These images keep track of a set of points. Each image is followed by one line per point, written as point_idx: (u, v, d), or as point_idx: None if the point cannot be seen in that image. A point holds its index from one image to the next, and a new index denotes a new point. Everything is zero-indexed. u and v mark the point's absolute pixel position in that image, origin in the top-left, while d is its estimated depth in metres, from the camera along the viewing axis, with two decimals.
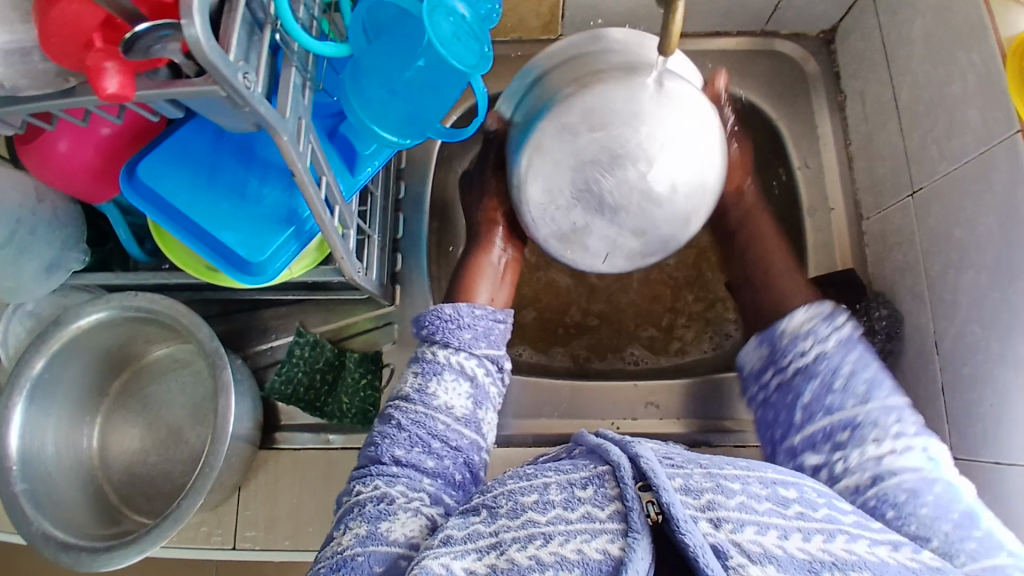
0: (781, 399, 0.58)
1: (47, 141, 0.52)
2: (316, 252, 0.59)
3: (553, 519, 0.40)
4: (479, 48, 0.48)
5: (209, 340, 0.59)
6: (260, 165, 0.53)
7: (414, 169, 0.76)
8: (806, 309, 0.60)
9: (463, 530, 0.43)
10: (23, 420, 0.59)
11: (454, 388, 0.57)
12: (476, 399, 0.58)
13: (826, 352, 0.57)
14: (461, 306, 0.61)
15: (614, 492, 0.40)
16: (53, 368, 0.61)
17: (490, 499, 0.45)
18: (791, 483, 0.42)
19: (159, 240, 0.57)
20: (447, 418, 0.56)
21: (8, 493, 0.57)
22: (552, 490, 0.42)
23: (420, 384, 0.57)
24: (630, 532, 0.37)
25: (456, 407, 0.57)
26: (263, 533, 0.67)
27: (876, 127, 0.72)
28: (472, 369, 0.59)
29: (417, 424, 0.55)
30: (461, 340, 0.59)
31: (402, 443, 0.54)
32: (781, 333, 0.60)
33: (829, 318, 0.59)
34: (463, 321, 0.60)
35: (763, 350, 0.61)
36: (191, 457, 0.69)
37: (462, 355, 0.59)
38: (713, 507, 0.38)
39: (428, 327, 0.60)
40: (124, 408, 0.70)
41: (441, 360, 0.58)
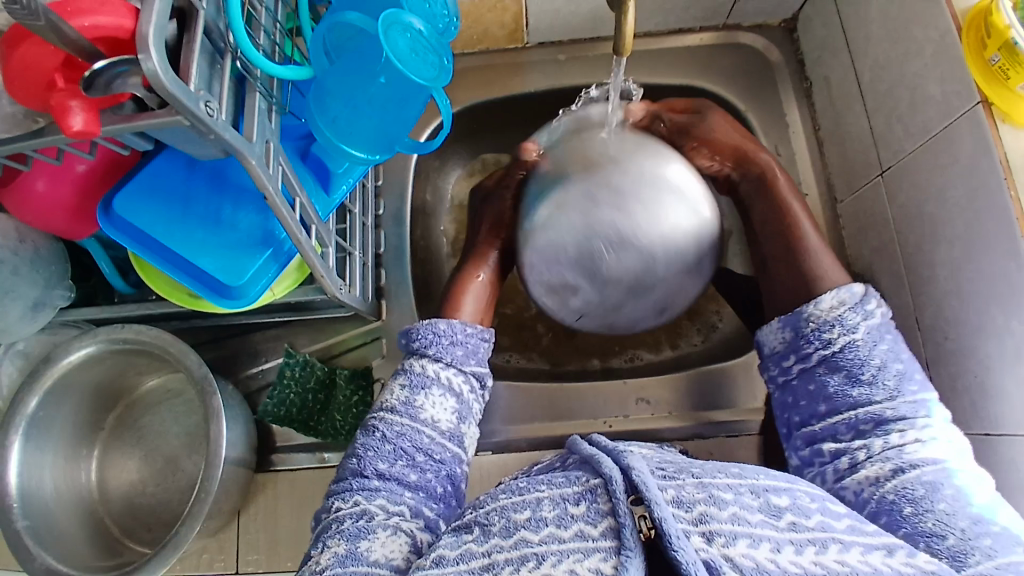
0: (803, 386, 0.56)
1: (23, 182, 0.53)
2: (296, 272, 0.60)
3: (546, 539, 0.40)
4: (438, 60, 0.50)
5: (199, 367, 0.59)
6: (233, 191, 0.53)
7: (391, 184, 0.77)
8: (835, 293, 0.56)
9: (455, 549, 0.43)
10: (19, 458, 0.60)
11: (441, 403, 0.57)
12: (460, 414, 0.58)
13: (855, 341, 0.54)
14: (455, 323, 0.61)
15: (607, 507, 0.40)
16: (48, 405, 0.62)
17: (482, 516, 0.44)
18: (784, 489, 0.42)
19: (140, 271, 0.58)
20: (433, 432, 0.56)
21: (9, 530, 0.57)
22: (545, 506, 0.42)
23: (406, 397, 0.56)
24: (623, 550, 0.38)
25: (442, 421, 0.56)
26: (265, 556, 0.68)
27: (843, 109, 0.73)
28: (459, 386, 0.59)
29: (402, 438, 0.54)
30: (453, 357, 0.59)
31: (384, 458, 0.53)
32: (806, 319, 0.56)
33: (859, 301, 0.56)
34: (456, 338, 0.60)
35: (787, 333, 0.57)
36: (189, 484, 0.69)
37: (452, 372, 0.59)
38: (706, 521, 0.38)
39: (419, 340, 0.60)
40: (121, 440, 0.71)
41: (430, 374, 0.58)
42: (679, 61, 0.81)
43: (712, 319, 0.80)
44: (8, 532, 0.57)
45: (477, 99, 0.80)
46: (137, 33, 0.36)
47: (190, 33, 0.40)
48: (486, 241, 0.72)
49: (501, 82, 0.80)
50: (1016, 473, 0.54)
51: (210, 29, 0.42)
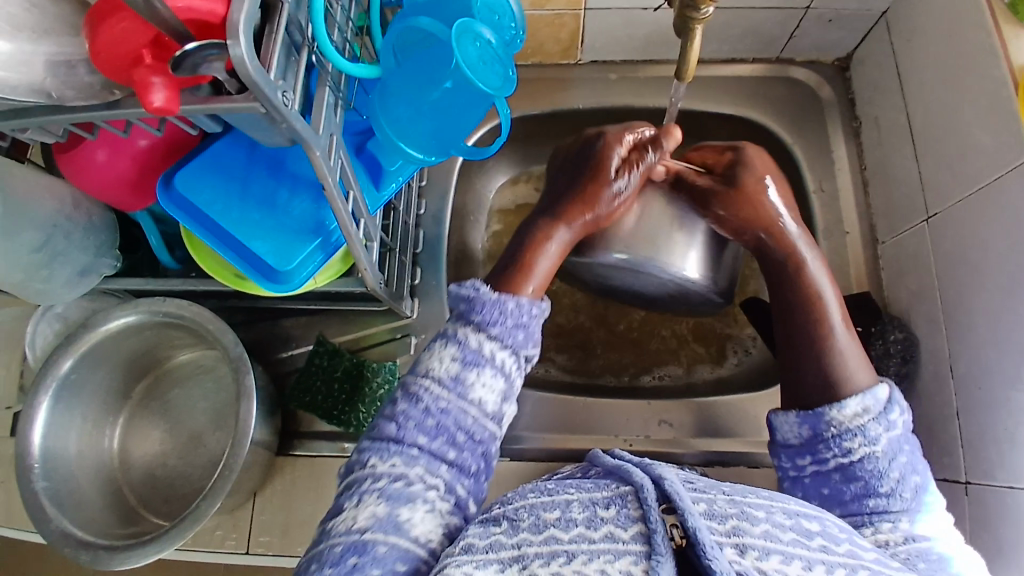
0: (815, 488, 0.54)
1: (86, 151, 0.54)
2: (339, 265, 0.61)
3: (576, 538, 0.40)
4: (503, 71, 0.50)
5: (234, 346, 0.60)
6: (289, 178, 0.55)
7: (435, 185, 0.78)
8: (860, 398, 0.53)
9: (484, 539, 0.43)
10: (46, 420, 0.61)
11: (492, 385, 0.53)
12: (507, 395, 0.54)
13: (874, 454, 0.52)
14: (524, 304, 0.55)
15: (637, 513, 0.41)
16: (80, 370, 0.63)
17: (511, 511, 0.45)
18: (814, 516, 0.42)
19: (191, 248, 0.59)
20: (477, 413, 0.52)
21: (29, 491, 0.58)
22: (574, 507, 0.42)
23: (456, 371, 0.52)
24: (654, 555, 0.38)
25: (489, 402, 0.52)
26: (277, 539, 0.68)
27: (891, 152, 0.73)
28: (513, 369, 0.54)
29: (447, 413, 0.51)
30: (513, 341, 0.54)
31: (427, 429, 0.50)
32: (829, 422, 0.53)
33: (882, 410, 0.53)
34: (520, 320, 0.54)
35: (804, 431, 0.55)
36: (209, 461, 0.70)
37: (507, 354, 0.54)
38: (738, 534, 0.39)
39: (480, 315, 0.54)
40: (147, 411, 0.72)
41: (486, 354, 0.53)
42: (729, 90, 0.81)
43: (745, 344, 0.81)
44: (28, 492, 0.58)
45: (525, 108, 0.80)
46: (228, 19, 0.37)
47: (273, 24, 0.42)
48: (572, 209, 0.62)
49: (550, 94, 0.81)
50: None
51: (291, 22, 0.43)
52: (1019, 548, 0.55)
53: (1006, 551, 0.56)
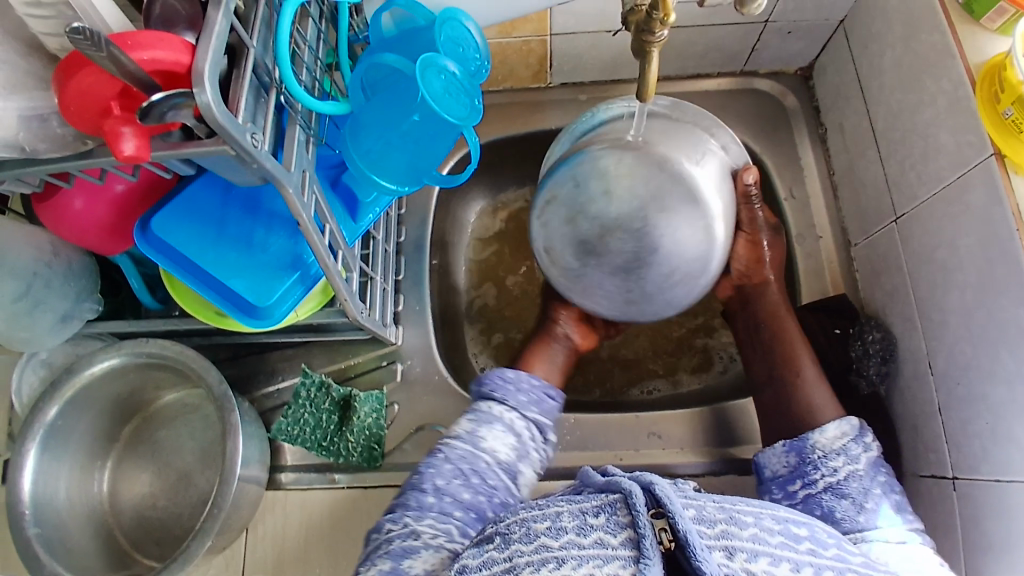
0: (807, 513, 0.58)
1: (63, 199, 0.55)
2: (321, 294, 0.62)
3: (566, 544, 0.41)
4: (469, 101, 0.52)
5: (218, 383, 0.61)
6: (265, 216, 0.55)
7: (413, 212, 0.79)
8: (838, 424, 0.61)
9: (478, 558, 0.44)
10: (35, 468, 0.61)
11: (501, 438, 0.62)
12: (519, 453, 0.62)
13: (857, 472, 0.58)
14: (523, 373, 0.67)
15: (626, 520, 0.41)
16: (66, 415, 0.63)
17: (503, 527, 0.45)
18: (802, 522, 0.44)
19: (171, 289, 0.59)
20: (490, 460, 0.60)
21: (21, 538, 0.58)
22: (564, 517, 0.43)
23: (470, 429, 0.62)
24: (642, 559, 0.38)
25: (501, 453, 0.61)
26: (271, 575, 0.68)
27: (857, 156, 0.74)
28: (522, 430, 0.63)
29: (462, 461, 0.59)
30: (516, 402, 0.65)
31: (443, 476, 0.58)
32: (814, 446, 0.60)
33: (858, 433, 0.60)
34: (522, 387, 0.66)
35: (792, 457, 0.60)
36: (200, 500, 0.69)
37: (515, 416, 0.64)
38: (727, 538, 0.40)
39: (488, 384, 0.66)
40: (135, 453, 0.72)
41: (495, 414, 0.63)
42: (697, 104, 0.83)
43: (730, 351, 0.82)
44: (20, 539, 0.58)
45: (499, 132, 0.82)
46: (193, 67, 0.38)
47: (239, 69, 0.43)
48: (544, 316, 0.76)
49: (522, 117, 0.82)
50: (1020, 522, 0.54)
51: (257, 65, 0.45)
52: (1004, 540, 0.56)
53: (994, 544, 0.56)
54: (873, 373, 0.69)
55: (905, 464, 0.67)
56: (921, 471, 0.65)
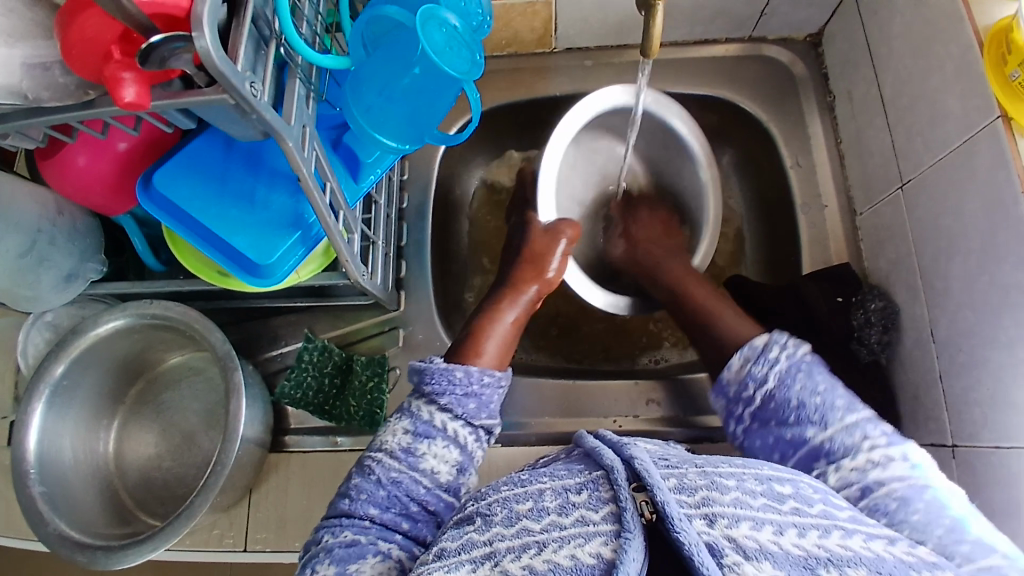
0: (757, 436, 0.56)
1: (67, 155, 0.55)
2: (322, 257, 0.62)
3: (547, 527, 0.38)
4: (471, 55, 0.51)
5: (221, 344, 0.61)
6: (267, 173, 0.56)
7: (416, 179, 0.79)
8: (741, 352, 0.60)
9: (457, 540, 0.41)
10: (40, 425, 0.61)
11: (444, 455, 0.52)
12: (461, 466, 0.53)
13: (771, 391, 0.56)
14: (472, 372, 0.56)
15: (608, 495, 0.39)
16: (72, 374, 0.64)
17: (484, 508, 0.42)
18: (787, 480, 0.41)
19: (174, 247, 0.60)
20: (430, 483, 0.51)
21: (25, 495, 0.58)
22: (547, 496, 0.40)
23: (408, 442, 0.52)
24: (623, 533, 0.36)
25: (441, 473, 0.52)
26: (273, 536, 0.68)
27: (864, 123, 0.73)
28: (466, 440, 0.53)
29: (398, 484, 0.50)
30: (465, 410, 0.54)
31: (378, 502, 0.50)
32: (727, 382, 0.59)
33: (760, 353, 0.58)
34: (472, 388, 0.55)
35: (723, 399, 0.60)
36: (204, 460, 0.70)
37: (460, 425, 0.53)
38: (707, 504, 0.37)
39: (431, 384, 0.54)
40: (140, 415, 0.72)
41: (437, 424, 0.53)
42: (703, 72, 0.83)
43: None
44: (24, 498, 0.58)
45: (502, 100, 0.82)
46: (192, 13, 0.38)
47: (239, 17, 0.42)
48: (525, 274, 0.69)
49: (525, 85, 0.82)
50: (1023, 488, 0.54)
51: (257, 16, 0.44)
52: (1005, 506, 0.55)
53: (997, 511, 0.56)
54: (874, 342, 0.68)
55: (906, 433, 0.66)
56: (921, 440, 0.65)
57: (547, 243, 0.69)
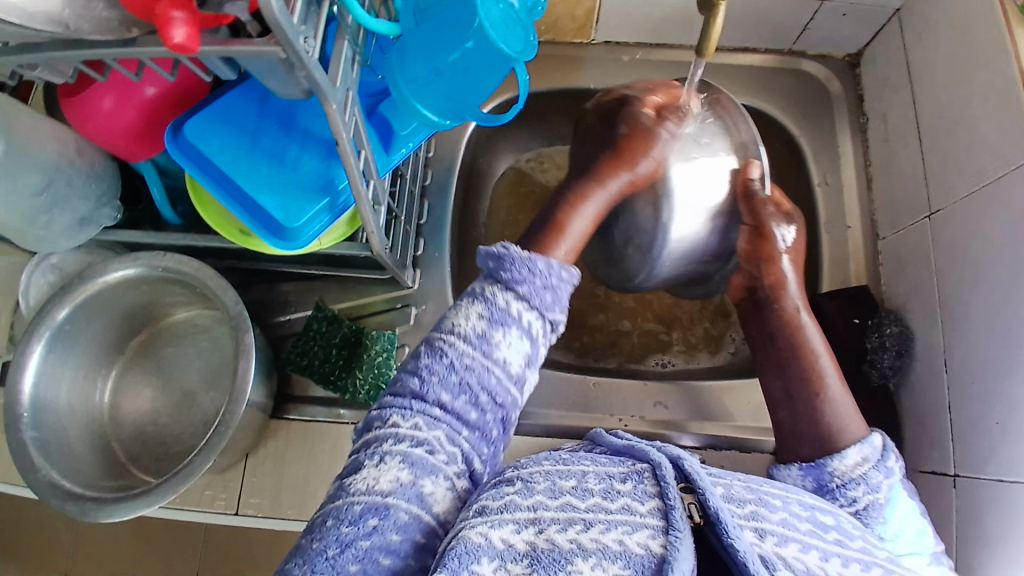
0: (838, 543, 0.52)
1: (92, 97, 0.53)
2: (345, 227, 0.60)
3: (593, 507, 0.38)
4: (525, 36, 0.51)
5: (234, 304, 0.60)
6: (299, 133, 0.54)
7: (442, 157, 0.78)
8: (858, 448, 0.54)
9: (498, 500, 0.40)
10: (37, 367, 0.60)
11: (517, 348, 0.47)
12: (530, 360, 0.48)
13: (879, 502, 0.51)
14: (554, 265, 0.50)
15: (653, 489, 0.39)
16: (75, 320, 0.62)
17: (525, 474, 0.42)
18: (828, 511, 0.41)
19: (194, 200, 0.58)
20: (501, 374, 0.46)
21: (17, 439, 0.57)
22: (590, 478, 0.41)
23: (482, 329, 0.47)
24: (671, 530, 0.36)
25: (513, 364, 0.47)
26: (267, 502, 0.67)
27: (897, 147, 0.73)
28: (538, 332, 0.49)
29: (469, 371, 0.46)
30: (541, 301, 0.48)
31: (450, 391, 0.45)
32: (831, 472, 0.54)
33: (880, 458, 0.54)
34: (550, 279, 0.49)
35: (808, 482, 0.55)
36: (202, 421, 0.68)
37: (534, 317, 0.48)
38: (757, 518, 0.37)
39: (509, 272, 0.48)
40: (139, 367, 0.70)
41: (514, 314, 0.47)
42: (740, 79, 0.82)
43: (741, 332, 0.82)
44: (16, 441, 0.57)
45: (536, 87, 0.81)
46: None
47: None
48: (610, 169, 0.62)
49: (560, 74, 0.81)
50: (1022, 522, 0.54)
51: None
52: (1003, 538, 0.56)
53: (992, 544, 0.57)
54: (887, 365, 0.68)
55: (906, 458, 0.67)
56: (922, 467, 0.65)
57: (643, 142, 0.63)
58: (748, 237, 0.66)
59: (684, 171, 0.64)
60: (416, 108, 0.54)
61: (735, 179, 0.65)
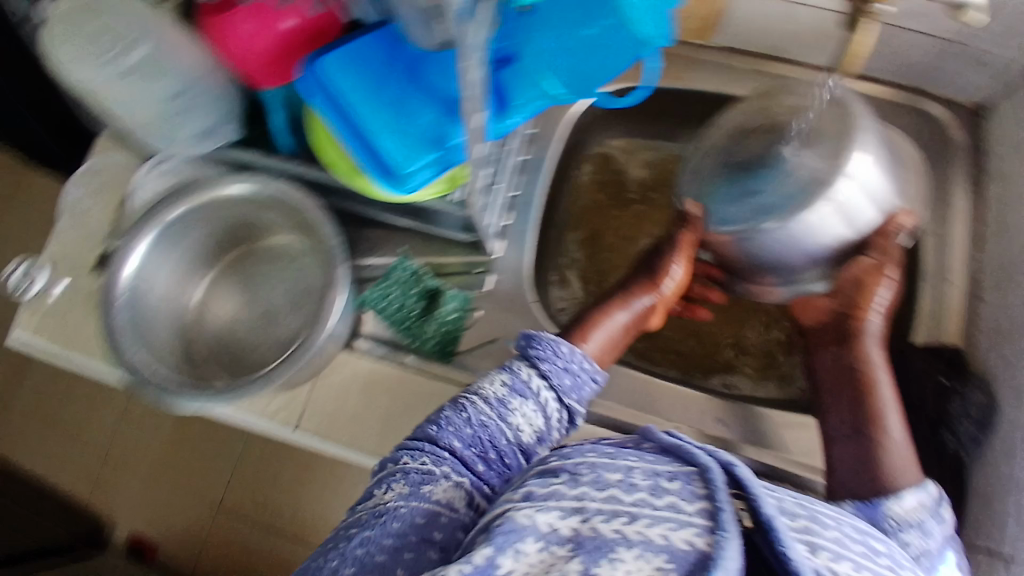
0: None
1: (232, 19, 0.57)
2: (447, 181, 0.62)
3: (640, 501, 0.38)
4: (660, 25, 0.51)
5: (332, 238, 0.64)
6: (423, 85, 0.54)
7: (543, 134, 0.78)
8: (915, 493, 0.53)
9: (544, 488, 0.41)
10: (141, 260, 0.66)
11: (531, 417, 0.55)
12: (542, 436, 0.55)
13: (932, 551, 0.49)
14: (577, 351, 0.60)
15: (702, 492, 0.39)
16: (181, 225, 0.67)
17: (571, 465, 0.42)
18: (881, 538, 0.40)
19: (315, 129, 0.61)
20: (512, 437, 0.53)
21: (111, 319, 0.63)
22: (637, 474, 0.40)
23: (502, 393, 0.55)
24: (719, 531, 0.36)
25: (525, 433, 0.54)
26: (323, 429, 0.69)
27: (1013, 207, 0.70)
28: (552, 413, 0.56)
29: (484, 427, 0.53)
30: (560, 383, 0.57)
31: (462, 438, 0.52)
32: (886, 513, 0.51)
33: (935, 507, 0.52)
34: (571, 365, 0.59)
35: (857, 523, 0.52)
36: (279, 339, 0.70)
37: (551, 395, 0.56)
38: (809, 533, 0.37)
39: (536, 349, 0.59)
40: (231, 277, 0.74)
41: (532, 387, 0.56)
42: None
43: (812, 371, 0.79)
44: (109, 321, 0.63)
45: None
46: None
47: None
48: (643, 284, 0.72)
49: (673, 73, 0.80)
50: None
51: None
52: None
53: None
54: (964, 433, 0.65)
55: (964, 530, 0.64)
56: (980, 543, 0.62)
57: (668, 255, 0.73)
58: (863, 267, 0.66)
59: (858, 163, 0.60)
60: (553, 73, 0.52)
61: (886, 222, 0.65)
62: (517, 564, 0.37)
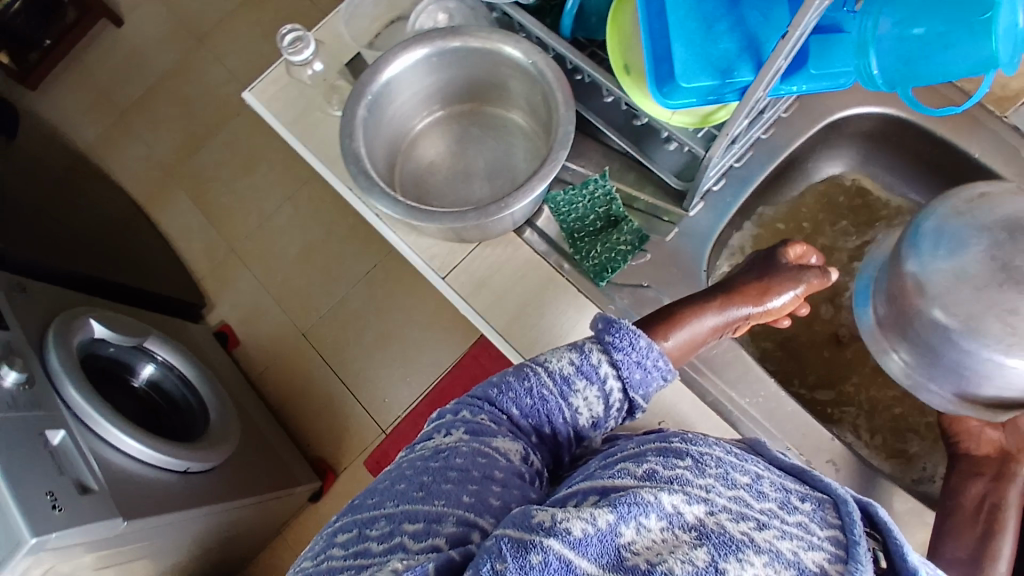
0: None
1: None
2: (700, 117, 0.63)
3: (767, 511, 0.38)
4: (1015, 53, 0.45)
5: (567, 123, 0.65)
6: (739, 16, 0.56)
7: (790, 127, 0.77)
8: None
9: (669, 469, 0.40)
10: (394, 74, 0.70)
11: (593, 403, 0.52)
12: (597, 421, 0.53)
13: None
14: (654, 348, 0.55)
15: (834, 522, 0.38)
16: (436, 60, 0.71)
17: (697, 453, 0.41)
18: None
19: (613, 18, 0.64)
20: (570, 418, 0.52)
21: (353, 112, 0.68)
22: (765, 483, 0.40)
23: (568, 372, 0.52)
24: (851, 562, 0.35)
25: (583, 415, 0.52)
26: (471, 289, 0.74)
27: None
28: (616, 401, 0.54)
29: (543, 401, 0.51)
30: (630, 376, 0.54)
31: (521, 407, 0.51)
32: None
33: None
34: (645, 360, 0.54)
35: None
36: (467, 198, 0.77)
37: (618, 386, 0.53)
38: None
39: (612, 337, 0.54)
40: (448, 126, 0.79)
41: (600, 373, 0.53)
42: None
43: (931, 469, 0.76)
44: (351, 112, 0.68)
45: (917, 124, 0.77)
46: None
47: None
48: (748, 294, 0.70)
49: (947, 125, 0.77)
50: None
51: None
52: None
53: None
54: None
55: None
56: None
57: (787, 280, 0.72)
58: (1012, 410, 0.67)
59: None
60: (866, 53, 0.49)
61: None
62: (638, 537, 0.35)
